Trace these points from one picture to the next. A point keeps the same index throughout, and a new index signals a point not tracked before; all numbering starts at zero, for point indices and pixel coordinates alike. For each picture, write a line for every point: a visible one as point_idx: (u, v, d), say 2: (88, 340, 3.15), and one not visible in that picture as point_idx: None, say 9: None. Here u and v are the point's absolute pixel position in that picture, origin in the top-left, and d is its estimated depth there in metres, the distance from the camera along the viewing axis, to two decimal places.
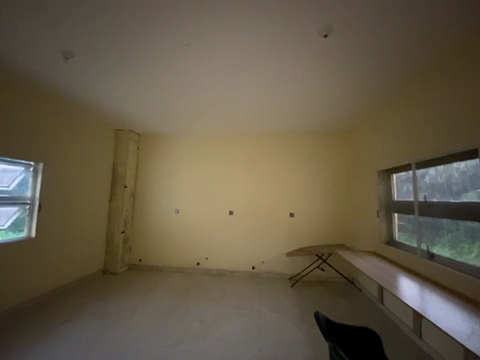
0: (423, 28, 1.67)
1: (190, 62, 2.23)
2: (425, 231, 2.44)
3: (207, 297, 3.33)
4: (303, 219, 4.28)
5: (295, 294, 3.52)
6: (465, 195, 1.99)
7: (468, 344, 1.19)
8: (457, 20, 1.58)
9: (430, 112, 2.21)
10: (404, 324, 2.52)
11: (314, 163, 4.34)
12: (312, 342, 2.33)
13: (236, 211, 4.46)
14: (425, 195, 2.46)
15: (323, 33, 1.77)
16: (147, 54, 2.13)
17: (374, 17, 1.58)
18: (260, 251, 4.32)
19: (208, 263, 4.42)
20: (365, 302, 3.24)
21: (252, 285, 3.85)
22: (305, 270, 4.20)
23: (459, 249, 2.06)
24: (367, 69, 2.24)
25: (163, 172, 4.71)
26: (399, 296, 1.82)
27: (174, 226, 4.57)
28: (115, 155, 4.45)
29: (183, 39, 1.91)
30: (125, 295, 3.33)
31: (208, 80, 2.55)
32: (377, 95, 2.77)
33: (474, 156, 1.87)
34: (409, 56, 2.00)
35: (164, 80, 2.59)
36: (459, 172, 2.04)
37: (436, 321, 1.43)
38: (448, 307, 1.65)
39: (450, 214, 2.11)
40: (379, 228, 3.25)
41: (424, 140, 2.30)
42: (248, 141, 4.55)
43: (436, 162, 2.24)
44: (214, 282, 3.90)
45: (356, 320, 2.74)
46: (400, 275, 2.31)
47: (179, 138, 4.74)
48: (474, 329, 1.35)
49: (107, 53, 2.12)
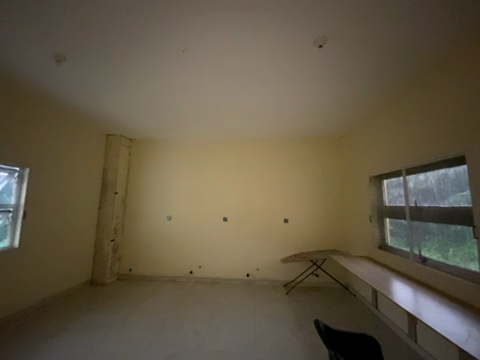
0: (412, 39, 1.78)
1: (187, 69, 2.26)
2: (416, 236, 2.50)
3: (202, 307, 3.23)
4: (297, 224, 4.29)
5: (291, 300, 3.49)
6: (454, 200, 2.06)
7: (465, 346, 1.21)
8: (444, 32, 1.70)
9: (421, 120, 2.31)
10: (399, 328, 2.53)
11: (307, 169, 4.40)
12: (311, 349, 2.29)
13: (230, 217, 4.42)
14: (415, 200, 2.53)
15: (318, 44, 1.86)
16: (144, 60, 2.13)
17: (367, 27, 1.67)
18: (255, 258, 4.27)
19: (202, 271, 4.32)
20: (360, 307, 3.25)
21: (248, 293, 3.78)
22: (300, 276, 4.18)
23: (449, 251, 2.10)
24: (359, 77, 2.33)
25: (157, 178, 4.63)
26: (394, 299, 1.84)
27: (166, 233, 4.46)
28: (107, 160, 4.34)
29: (180, 45, 1.93)
30: (114, 307, 3.17)
31: (204, 85, 2.55)
32: (368, 102, 2.88)
33: (462, 161, 1.94)
34: (399, 66, 2.12)
35: (161, 86, 2.58)
36: (447, 178, 2.12)
37: (433, 324, 1.44)
38: (442, 310, 1.67)
39: (441, 217, 2.17)
40: (372, 232, 3.31)
41: (415, 146, 2.39)
42: (242, 146, 4.56)
43: (426, 168, 2.33)
44: (208, 292, 3.79)
45: (352, 326, 2.73)
46: (394, 279, 2.34)
47: (172, 143, 4.70)
48: (470, 331, 1.37)
49: (103, 58, 2.11)
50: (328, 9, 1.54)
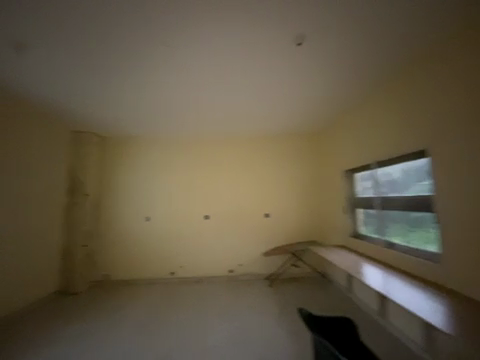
0: (384, 42, 1.90)
1: (166, 64, 2.15)
2: (385, 223, 2.77)
3: (186, 306, 3.19)
4: (277, 219, 4.41)
5: (273, 292, 3.61)
6: (415, 190, 2.31)
7: (433, 321, 1.38)
8: (408, 37, 1.85)
9: (387, 117, 2.52)
10: (370, 308, 2.78)
11: (285, 165, 4.52)
12: (294, 337, 2.39)
13: (211, 215, 4.38)
14: (383, 191, 2.81)
15: (298, 41, 1.89)
16: (117, 53, 1.97)
17: (342, 28, 1.75)
18: (237, 254, 4.31)
19: (184, 271, 4.25)
20: (336, 292, 3.49)
21: (231, 289, 3.81)
22: (281, 268, 4.33)
23: (412, 236, 2.36)
24: (334, 76, 2.44)
25: (132, 177, 4.39)
26: (367, 282, 2.02)
27: (145, 234, 4.28)
28: (74, 159, 3.97)
29: (158, 40, 1.82)
30: (90, 316, 2.96)
31: (182, 81, 2.46)
32: (340, 100, 3.03)
33: (423, 154, 2.17)
34: (369, 66, 2.26)
35: (139, 81, 2.44)
36: (410, 170, 2.37)
37: (403, 303, 1.62)
38: (408, 288, 1.88)
39: (404, 206, 2.41)
40: (345, 223, 3.56)
41: (383, 142, 2.61)
42: (221, 143, 4.52)
43: (392, 161, 2.57)
44: (190, 291, 3.74)
45: (330, 310, 2.92)
46: (366, 264, 2.56)
47: (148, 140, 4.46)
48: (434, 306, 1.56)
49: (70, 49, 1.91)
50: (308, 9, 1.57)
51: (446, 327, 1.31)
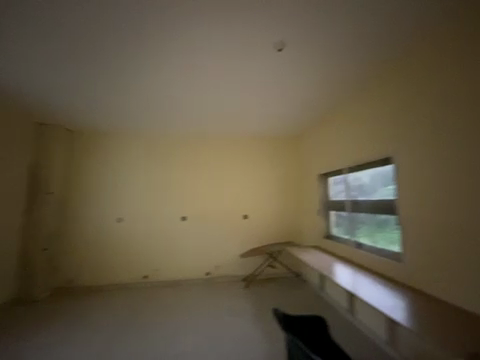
0: (354, 47, 2.10)
1: (145, 51, 2.09)
2: (355, 225, 2.96)
3: (160, 312, 3.06)
4: (255, 220, 4.46)
5: (250, 293, 3.64)
6: (381, 194, 2.50)
7: (395, 316, 1.51)
8: (374, 44, 2.06)
9: (359, 125, 2.70)
10: (340, 305, 2.93)
11: (265, 167, 4.55)
12: (268, 337, 2.44)
13: (188, 216, 4.28)
14: (353, 194, 2.99)
15: (277, 40, 2.00)
16: (93, 35, 1.89)
17: (318, 28, 1.90)
18: (214, 255, 4.26)
19: (158, 275, 4.09)
20: (309, 291, 3.62)
21: (207, 291, 3.76)
22: (258, 269, 4.37)
23: (378, 237, 2.55)
24: (311, 79, 2.58)
25: (104, 175, 4.11)
26: (338, 281, 2.14)
27: (116, 236, 4.04)
28: (36, 154, 3.61)
29: (138, 21, 1.78)
30: (50, 327, 2.72)
31: (162, 71, 2.39)
32: (318, 105, 3.17)
33: (388, 161, 2.36)
34: (342, 71, 2.44)
35: (116, 69, 2.33)
36: (378, 175, 2.55)
37: (369, 299, 1.74)
38: (374, 285, 2.03)
39: (371, 209, 2.60)
40: (319, 224, 3.72)
41: (354, 148, 2.79)
42: (201, 142, 4.43)
43: (361, 167, 2.75)
44: (165, 296, 3.61)
45: (304, 308, 3.02)
46: (337, 263, 2.70)
47: (121, 137, 4.21)
48: (396, 302, 1.71)
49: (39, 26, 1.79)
50: (295, 7, 1.69)
51: (406, 321, 1.45)
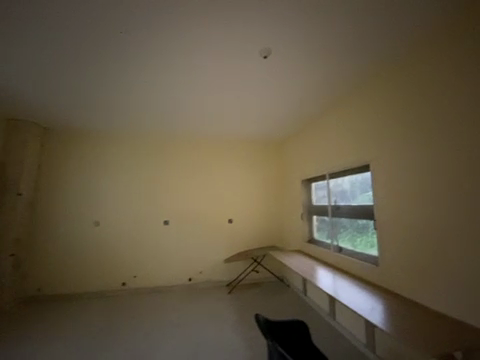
0: (336, 65, 2.15)
1: (129, 54, 2.01)
2: (336, 229, 3.04)
3: (138, 322, 2.93)
4: (240, 225, 4.43)
5: (233, 299, 3.59)
6: (360, 200, 2.60)
7: (373, 319, 1.55)
8: (356, 64, 2.13)
9: (340, 133, 2.81)
10: (322, 309, 2.98)
11: (250, 170, 4.59)
12: (250, 344, 2.41)
13: (171, 220, 4.16)
14: (335, 199, 3.09)
15: (263, 54, 2.00)
16: (70, 37, 1.78)
17: (303, 47, 1.92)
18: (198, 261, 4.17)
19: (138, 281, 3.92)
20: (292, 296, 3.65)
21: (189, 298, 3.66)
22: (242, 274, 4.34)
23: (357, 241, 2.63)
24: (295, 90, 2.64)
25: (81, 176, 3.90)
26: (319, 285, 2.16)
27: (94, 241, 3.84)
28: (5, 152, 3.36)
29: (120, 27, 1.70)
30: (13, 342, 2.49)
31: (146, 75, 2.32)
32: (302, 113, 3.26)
33: (367, 168, 2.47)
34: (325, 85, 2.52)
35: (94, 70, 2.22)
36: (357, 182, 2.65)
37: (349, 303, 1.78)
38: (353, 289, 2.08)
39: (351, 214, 2.69)
40: (303, 229, 3.78)
41: (336, 155, 2.89)
42: (186, 144, 4.36)
43: (342, 173, 2.85)
44: (144, 304, 3.46)
45: (287, 313, 3.03)
46: (319, 267, 2.75)
47: (102, 136, 4.05)
48: (374, 305, 1.76)
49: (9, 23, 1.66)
50: (281, 26, 1.69)
51: (383, 324, 1.49)
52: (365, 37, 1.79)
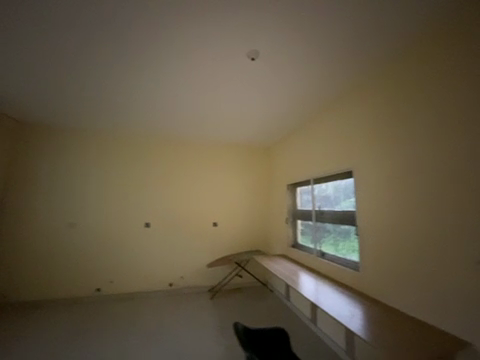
0: (321, 72, 2.21)
1: (111, 51, 1.90)
2: (319, 234, 3.07)
3: (112, 329, 2.76)
4: (225, 228, 4.34)
5: (215, 304, 3.51)
6: (343, 205, 2.65)
7: (352, 326, 1.55)
8: (340, 73, 2.20)
9: (325, 140, 2.86)
10: (304, 315, 2.98)
11: (237, 173, 4.53)
12: (230, 351, 2.35)
13: (154, 223, 4.01)
14: (319, 204, 3.13)
15: (251, 56, 1.98)
16: (47, 29, 1.67)
17: (290, 53, 1.95)
18: (180, 265, 4.03)
19: (114, 287, 3.71)
20: (275, 301, 3.62)
21: (169, 304, 3.52)
22: (226, 279, 4.25)
23: (339, 246, 2.67)
24: (282, 95, 2.66)
25: (56, 175, 3.65)
26: (301, 291, 2.15)
27: (67, 243, 3.59)
28: None
29: (100, 22, 1.60)
30: None
31: (129, 73, 2.22)
32: (288, 119, 3.30)
33: (350, 175, 2.52)
34: (311, 92, 2.57)
35: (73, 64, 2.11)
36: (340, 188, 2.71)
37: (329, 310, 1.77)
38: (334, 295, 2.09)
39: (334, 220, 2.74)
40: (287, 233, 3.80)
41: (321, 161, 2.94)
42: (173, 144, 4.24)
43: (326, 179, 2.90)
44: (120, 311, 3.28)
45: (269, 320, 2.99)
46: (302, 273, 2.75)
47: (81, 133, 3.83)
48: (354, 312, 1.77)
49: None
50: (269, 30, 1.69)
51: (362, 332, 1.49)
52: (352, 44, 1.82)
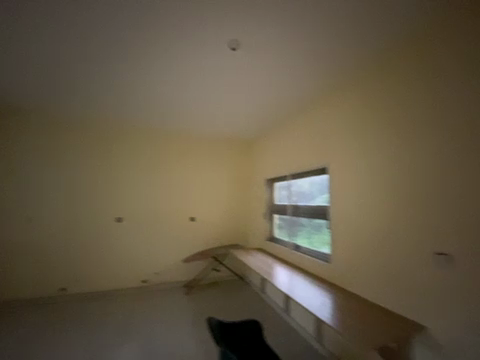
0: (299, 72, 2.27)
1: (82, 28, 1.77)
2: (294, 228, 3.20)
3: (77, 331, 2.59)
4: (202, 223, 4.20)
5: (190, 299, 3.48)
6: (317, 200, 2.77)
7: (322, 316, 1.64)
8: (317, 73, 2.26)
9: (302, 136, 2.93)
10: (278, 306, 3.10)
11: (217, 166, 4.32)
12: (203, 344, 2.37)
13: (126, 217, 3.76)
14: (295, 199, 3.23)
15: (232, 46, 1.95)
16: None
17: (269, 49, 1.99)
18: (154, 261, 3.88)
19: (81, 284, 3.51)
20: (251, 293, 3.71)
21: (142, 301, 3.40)
22: (202, 273, 4.21)
23: (313, 239, 2.79)
24: (262, 92, 2.66)
25: (10, 166, 3.27)
26: (276, 283, 2.22)
27: (27, 240, 3.31)
28: None
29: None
30: None
31: (103, 56, 2.09)
32: (268, 117, 3.27)
33: (324, 171, 2.64)
34: (290, 92, 2.61)
35: (33, 40, 1.89)
36: (315, 184, 2.82)
37: (302, 301, 1.86)
38: (307, 285, 2.19)
39: (309, 214, 2.84)
40: (264, 227, 3.88)
41: (297, 158, 3.03)
42: (149, 135, 3.92)
43: (302, 175, 3.01)
44: (87, 310, 3.09)
45: (244, 313, 3.04)
46: (277, 265, 2.83)
47: (41, 119, 3.45)
48: (324, 301, 1.88)
49: None
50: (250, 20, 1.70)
51: (332, 320, 1.59)
52: (327, 44, 1.89)
